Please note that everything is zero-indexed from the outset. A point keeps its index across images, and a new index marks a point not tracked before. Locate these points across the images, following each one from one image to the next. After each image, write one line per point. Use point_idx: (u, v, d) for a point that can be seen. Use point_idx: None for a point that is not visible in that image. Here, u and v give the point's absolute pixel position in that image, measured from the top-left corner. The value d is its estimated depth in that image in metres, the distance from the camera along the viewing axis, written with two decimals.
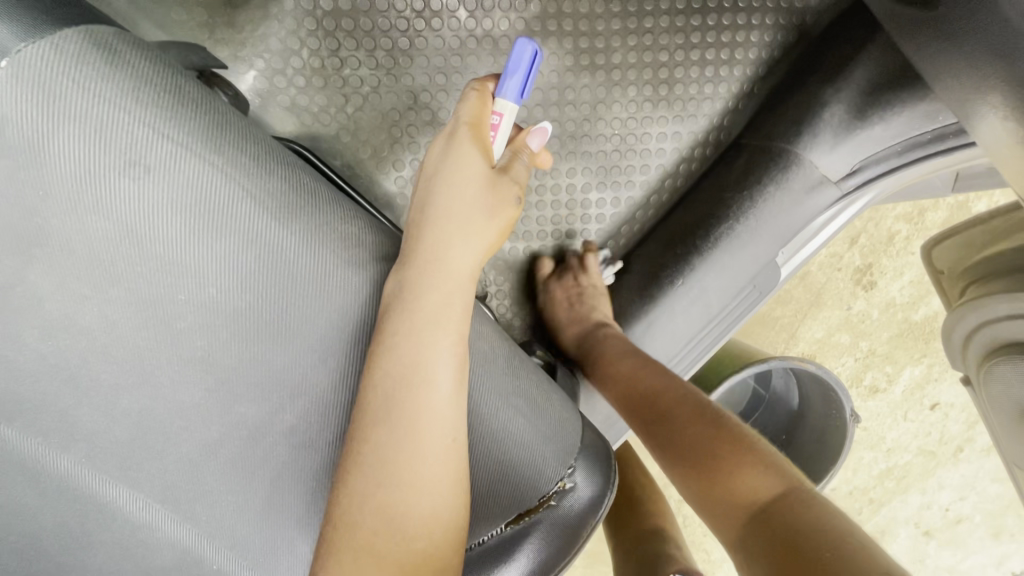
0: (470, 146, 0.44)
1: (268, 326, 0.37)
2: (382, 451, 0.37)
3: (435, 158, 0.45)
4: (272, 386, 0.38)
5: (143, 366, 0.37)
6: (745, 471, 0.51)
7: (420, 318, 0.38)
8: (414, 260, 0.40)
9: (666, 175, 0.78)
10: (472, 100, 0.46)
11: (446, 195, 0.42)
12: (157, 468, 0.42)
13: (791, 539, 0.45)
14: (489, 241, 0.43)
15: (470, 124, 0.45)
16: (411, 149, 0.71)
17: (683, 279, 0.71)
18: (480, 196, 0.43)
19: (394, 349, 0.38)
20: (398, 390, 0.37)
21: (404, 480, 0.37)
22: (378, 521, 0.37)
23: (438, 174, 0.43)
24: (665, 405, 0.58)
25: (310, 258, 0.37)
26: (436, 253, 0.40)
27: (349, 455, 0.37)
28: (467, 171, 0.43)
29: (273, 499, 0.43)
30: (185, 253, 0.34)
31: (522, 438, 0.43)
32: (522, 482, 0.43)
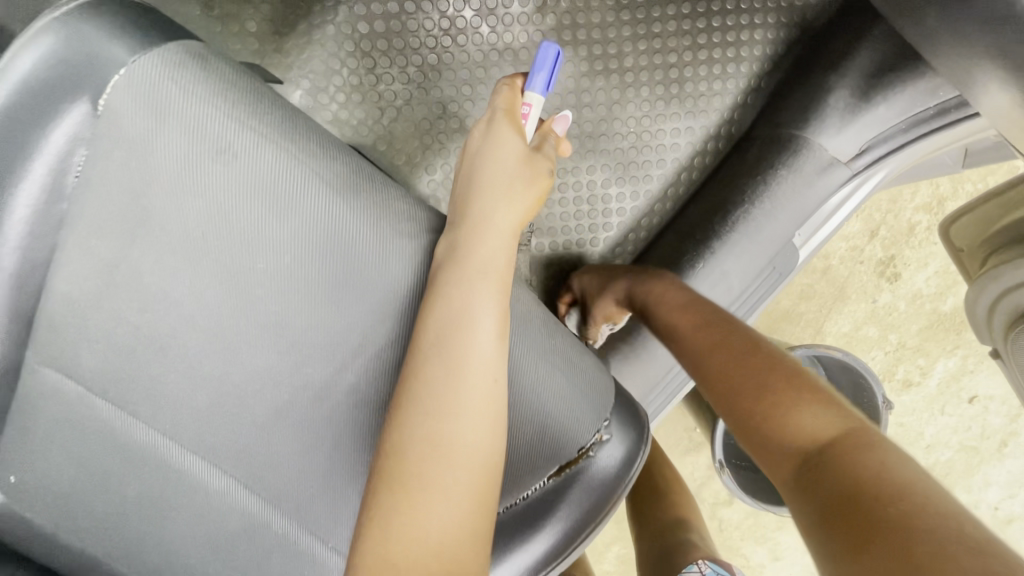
0: (506, 128, 0.49)
1: (332, 292, 0.42)
2: (427, 404, 0.41)
3: (475, 142, 0.50)
4: (336, 347, 0.43)
5: (225, 333, 0.43)
6: (801, 413, 0.47)
7: (467, 272, 0.42)
8: (461, 225, 0.45)
9: (682, 168, 0.82)
10: (505, 92, 0.51)
11: (488, 172, 0.47)
12: (233, 431, 0.47)
13: (840, 486, 0.41)
14: (526, 207, 0.47)
15: (505, 110, 0.50)
16: (442, 155, 0.77)
17: (704, 262, 0.74)
18: (518, 169, 0.47)
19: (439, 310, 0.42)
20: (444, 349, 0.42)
21: (455, 414, 0.41)
22: (435, 454, 0.40)
23: (479, 154, 0.48)
24: (744, 360, 0.53)
25: (368, 231, 0.41)
26: (481, 217, 0.45)
27: (399, 409, 0.41)
28: (506, 149, 0.48)
29: (336, 458, 0.47)
30: (264, 227, 0.40)
31: (559, 393, 0.46)
32: (560, 434, 0.47)
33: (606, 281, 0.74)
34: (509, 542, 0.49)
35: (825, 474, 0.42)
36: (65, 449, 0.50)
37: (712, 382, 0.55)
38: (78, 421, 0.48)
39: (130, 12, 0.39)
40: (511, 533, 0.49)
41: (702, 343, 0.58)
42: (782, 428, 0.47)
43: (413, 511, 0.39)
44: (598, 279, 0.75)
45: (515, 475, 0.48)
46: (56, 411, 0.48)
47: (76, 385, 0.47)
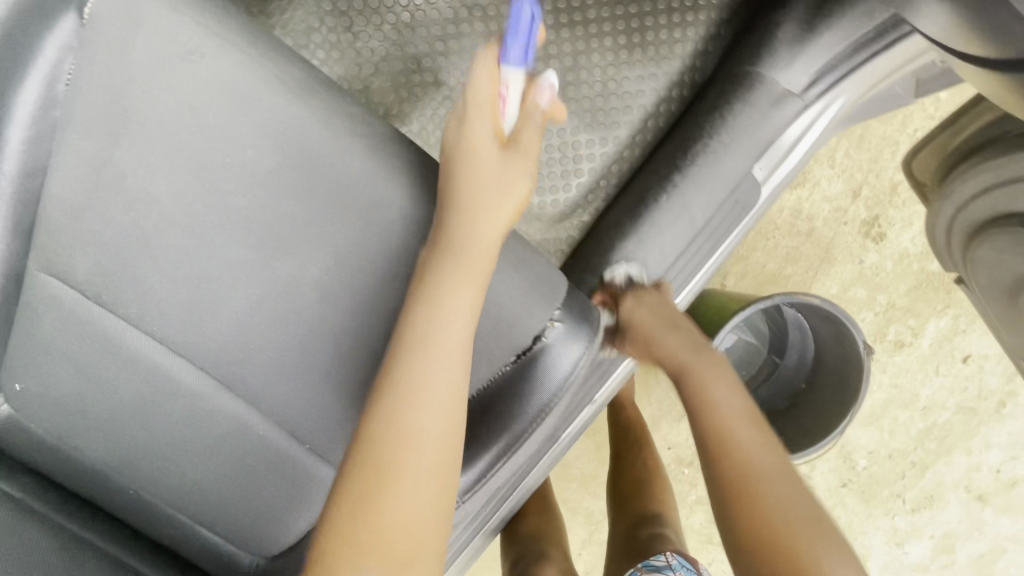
0: (486, 112, 0.52)
1: (292, 185, 0.46)
2: (406, 378, 0.45)
3: (468, 122, 0.52)
4: (300, 239, 0.47)
5: (200, 229, 0.47)
6: (767, 497, 0.59)
7: (470, 210, 0.48)
8: (454, 203, 0.48)
9: (648, 115, 0.86)
10: (485, 67, 0.53)
11: (471, 157, 0.50)
12: (213, 330, 0.51)
13: (759, 544, 0.57)
14: (517, 201, 0.51)
15: (486, 93, 0.52)
16: (418, 107, 0.82)
17: (667, 197, 0.78)
18: (497, 167, 0.51)
19: (422, 282, 0.47)
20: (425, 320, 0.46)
21: (441, 314, 0.46)
22: (423, 347, 0.46)
23: (462, 137, 0.51)
24: (766, 483, 0.60)
25: (324, 128, 0.46)
26: (473, 203, 0.48)
27: (381, 386, 0.46)
28: (483, 144, 0.51)
29: (306, 353, 0.51)
30: (229, 122, 0.44)
31: (506, 282, 0.50)
32: (509, 322, 0.50)
33: (655, 334, 0.71)
34: (481, 444, 0.55)
35: (761, 551, 0.57)
36: (63, 355, 0.54)
37: (703, 450, 0.64)
38: (73, 327, 0.53)
39: None
40: (481, 435, 0.55)
41: (699, 406, 0.66)
42: (796, 558, 0.55)
43: (406, 400, 0.45)
44: (648, 320, 0.72)
45: (473, 365, 0.52)
46: (53, 317, 0.53)
47: (71, 289, 0.52)
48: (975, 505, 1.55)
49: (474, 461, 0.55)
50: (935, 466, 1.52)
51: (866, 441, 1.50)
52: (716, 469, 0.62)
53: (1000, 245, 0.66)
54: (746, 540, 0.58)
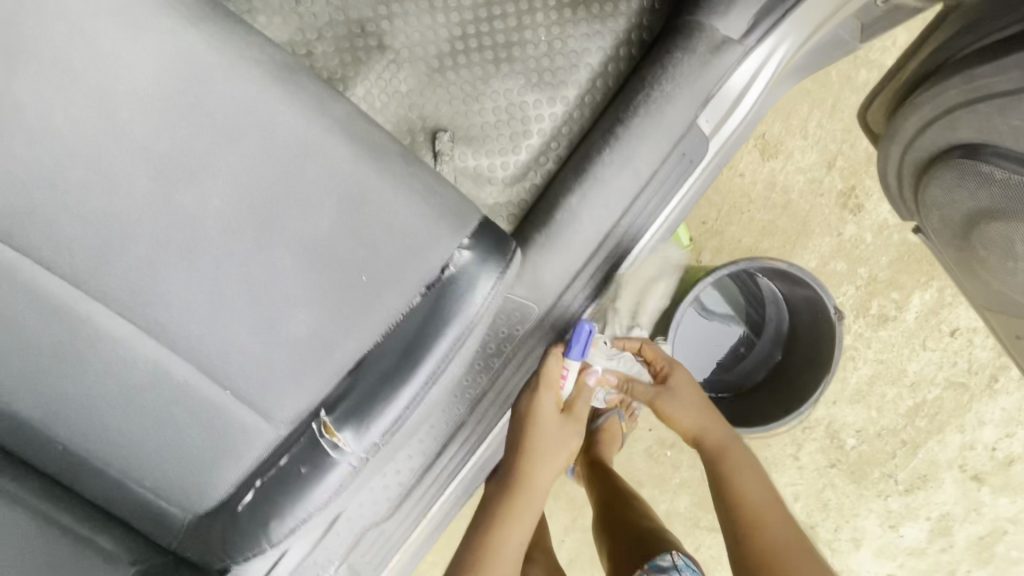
0: (553, 370, 0.82)
1: (188, 113, 0.45)
2: (527, 476, 0.82)
3: (535, 406, 0.82)
4: (199, 169, 0.47)
5: (101, 162, 0.47)
6: (754, 496, 0.79)
7: (546, 424, 0.84)
8: (525, 455, 0.83)
9: (596, 75, 0.85)
10: (551, 361, 0.82)
11: (539, 441, 0.83)
12: (123, 270, 0.51)
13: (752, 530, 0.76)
14: (572, 438, 0.86)
15: (548, 380, 0.82)
16: (363, 72, 0.83)
17: (610, 149, 0.76)
18: (559, 432, 0.85)
19: (529, 431, 0.83)
20: (531, 436, 0.83)
21: (538, 482, 0.83)
22: (526, 484, 0.82)
23: (540, 405, 0.83)
24: (736, 469, 0.82)
25: (218, 54, 0.45)
26: (546, 445, 0.83)
27: (508, 484, 0.83)
28: (546, 416, 0.83)
29: (215, 291, 0.51)
30: (121, 48, 0.44)
31: (416, 212, 0.50)
32: (418, 252, 0.50)
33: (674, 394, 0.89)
34: (397, 384, 0.52)
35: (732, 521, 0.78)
36: None
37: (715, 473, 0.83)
38: None
39: None
40: (397, 373, 0.52)
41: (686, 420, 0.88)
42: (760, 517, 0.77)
43: (526, 483, 0.82)
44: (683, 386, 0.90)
45: (385, 301, 0.50)
46: None
47: None
48: (971, 485, 1.50)
49: (392, 401, 0.52)
50: (927, 445, 1.48)
51: (853, 419, 1.46)
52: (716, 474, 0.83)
53: (947, 179, 0.64)
54: (738, 522, 0.77)
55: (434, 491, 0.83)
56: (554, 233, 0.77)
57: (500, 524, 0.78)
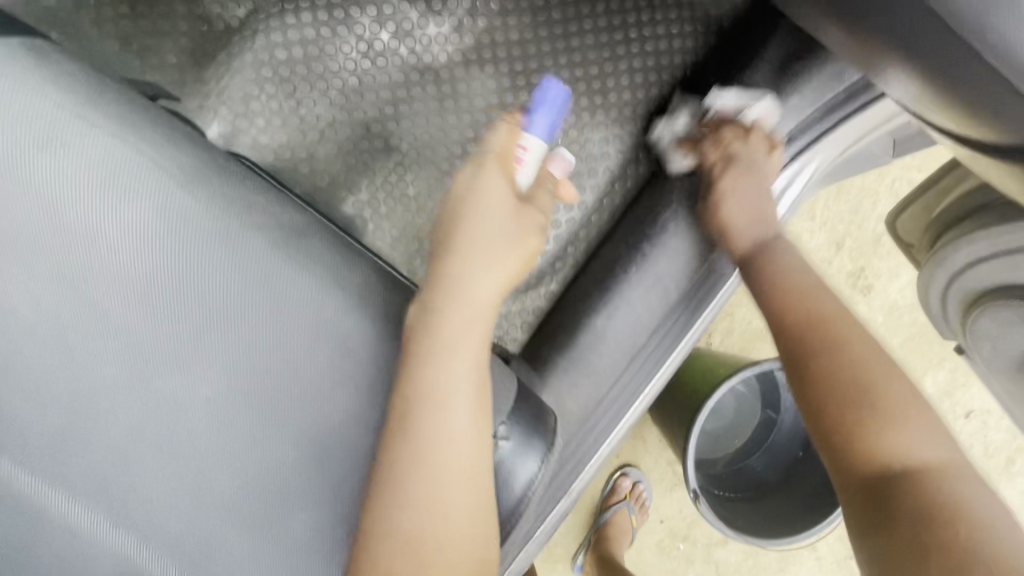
0: (494, 171, 0.49)
1: (175, 290, 0.39)
2: (425, 384, 0.42)
3: (467, 184, 0.49)
4: (186, 351, 0.39)
5: (68, 342, 0.39)
6: (926, 486, 0.47)
7: (441, 339, 0.43)
8: (410, 381, 0.42)
9: (615, 178, 0.80)
10: (501, 130, 0.51)
11: (483, 229, 0.47)
12: (85, 461, 0.41)
13: (930, 513, 0.45)
14: (509, 270, 0.47)
15: (497, 154, 0.49)
16: (367, 175, 0.77)
17: (638, 268, 0.71)
18: (508, 225, 0.48)
19: (408, 429, 0.42)
20: (426, 440, 0.42)
21: (439, 482, 0.43)
22: (419, 484, 0.42)
23: (470, 196, 0.48)
24: (885, 404, 0.52)
25: (213, 221, 0.39)
26: (445, 337, 0.44)
27: (397, 436, 0.42)
28: (497, 197, 0.48)
29: (200, 487, 0.41)
30: (98, 220, 0.37)
31: (447, 392, 0.43)
32: (446, 441, 0.43)
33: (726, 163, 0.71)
34: None
35: (909, 495, 0.47)
36: None
37: (810, 407, 0.55)
38: None
39: None
40: None
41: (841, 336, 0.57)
42: (878, 436, 0.51)
43: (413, 469, 0.42)
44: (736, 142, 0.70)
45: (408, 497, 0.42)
46: None
47: None
48: None
49: None
50: None
51: None
52: (807, 399, 0.55)
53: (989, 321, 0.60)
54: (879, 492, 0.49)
55: None
56: (577, 357, 0.70)
57: (397, 492, 0.41)
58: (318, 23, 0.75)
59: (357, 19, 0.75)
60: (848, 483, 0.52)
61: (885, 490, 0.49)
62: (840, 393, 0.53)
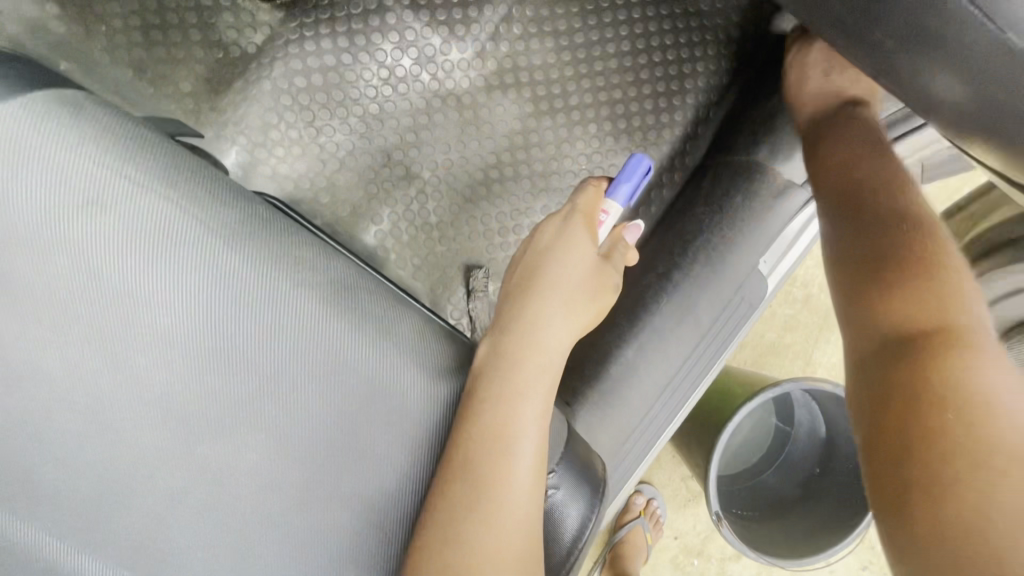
0: (581, 231, 0.51)
1: (220, 355, 0.37)
2: (493, 423, 0.40)
3: (548, 237, 0.52)
4: (232, 417, 0.37)
5: (106, 410, 0.37)
6: (959, 366, 0.37)
7: (514, 381, 0.42)
8: (476, 418, 0.40)
9: (640, 204, 0.79)
10: (589, 193, 0.54)
11: (560, 279, 0.49)
12: (121, 531, 0.39)
13: (918, 382, 0.37)
14: (583, 319, 0.48)
15: (583, 213, 0.53)
16: (388, 203, 0.75)
17: (668, 297, 0.70)
18: (585, 278, 0.49)
19: (470, 474, 0.39)
20: (489, 488, 0.40)
21: (493, 533, 0.39)
22: (474, 532, 0.39)
23: (550, 251, 0.51)
24: (954, 317, 0.40)
25: (259, 282, 0.37)
26: (516, 379, 0.43)
27: (455, 479, 0.39)
28: (578, 253, 0.50)
29: (243, 556, 0.39)
30: (139, 284, 0.35)
31: (506, 443, 0.40)
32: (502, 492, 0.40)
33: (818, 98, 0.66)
34: None
35: (910, 371, 0.39)
36: None
37: (856, 255, 0.48)
38: None
39: (19, 74, 0.37)
40: None
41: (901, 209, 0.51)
42: (932, 371, 0.37)
43: (471, 515, 0.39)
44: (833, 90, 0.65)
45: (460, 552, 0.39)
46: None
47: None
48: None
49: None
50: None
51: None
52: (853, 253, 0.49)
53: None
54: (900, 404, 0.37)
55: None
56: (609, 389, 0.69)
57: (450, 541, 0.39)
58: (338, 49, 0.73)
59: (379, 45, 0.74)
60: (861, 344, 0.44)
61: (920, 356, 0.39)
62: (902, 261, 0.45)
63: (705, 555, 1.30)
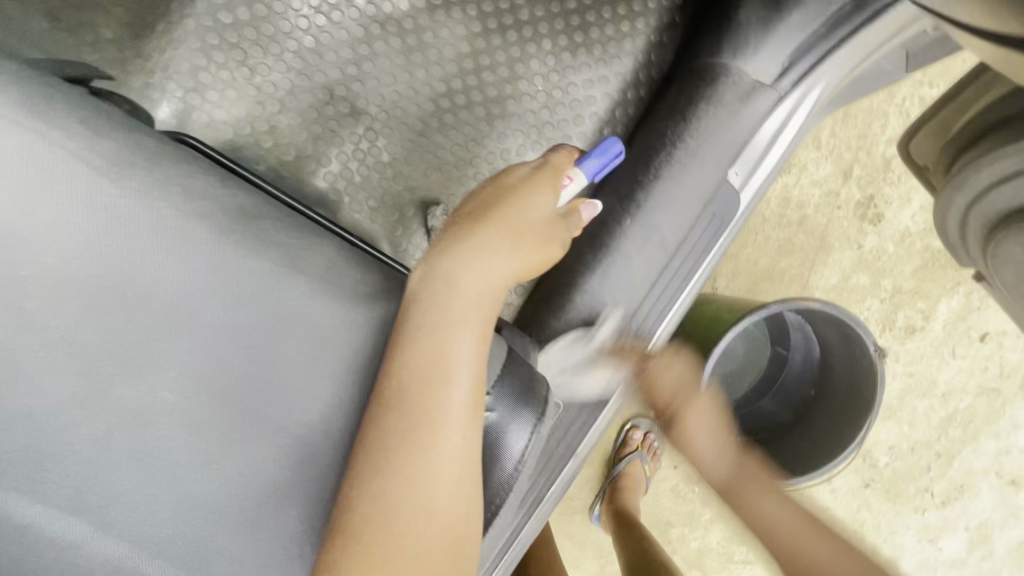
0: (551, 178, 0.45)
1: (114, 294, 0.35)
2: (421, 353, 0.38)
3: (517, 173, 0.45)
4: (138, 356, 0.36)
5: (9, 359, 0.36)
6: None
7: (444, 312, 0.39)
8: (403, 344, 0.38)
9: (604, 123, 0.74)
10: (560, 153, 0.49)
11: (515, 216, 0.42)
12: (52, 484, 0.37)
13: None
14: (529, 268, 0.42)
15: (555, 161, 0.47)
16: (335, 143, 0.71)
17: (632, 219, 0.66)
18: (541, 228, 0.43)
19: (400, 400, 0.38)
20: (422, 412, 0.38)
21: (429, 456, 0.38)
22: (409, 458, 0.38)
23: (517, 189, 0.44)
24: None
25: (144, 213, 0.35)
26: (447, 313, 0.39)
27: (385, 404, 0.38)
28: (542, 200, 0.44)
29: (175, 499, 0.39)
30: (17, 223, 0.34)
31: (437, 370, 0.38)
32: (435, 418, 0.38)
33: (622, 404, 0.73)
34: None
35: None
36: None
37: None
38: None
39: None
40: None
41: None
42: None
43: (403, 440, 0.38)
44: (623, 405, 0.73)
45: (391, 477, 0.38)
46: None
47: None
48: (1009, 492, 1.26)
49: None
50: (961, 455, 1.24)
51: None
52: None
53: (1011, 246, 0.55)
54: None
55: None
56: (575, 317, 0.67)
57: (380, 467, 0.38)
58: None
59: None
60: None
61: None
62: None
63: (706, 482, 1.28)
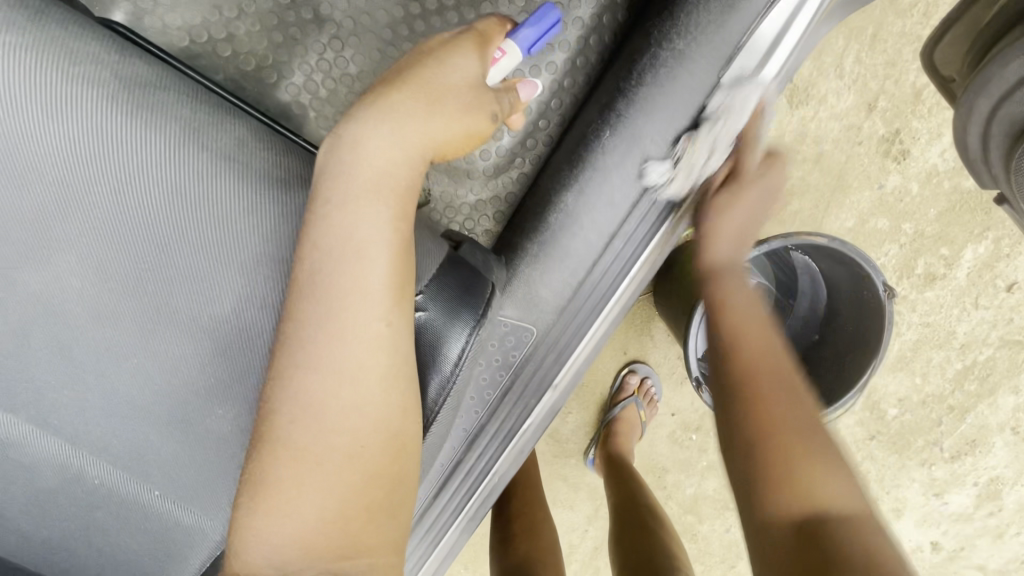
0: (472, 50, 0.42)
1: (7, 167, 0.33)
2: (339, 235, 0.36)
3: (436, 48, 0.43)
4: (39, 236, 0.34)
5: None
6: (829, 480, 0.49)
7: (362, 188, 0.37)
8: (318, 227, 0.36)
9: (588, 33, 0.67)
10: (491, 23, 0.45)
11: (431, 87, 0.39)
12: None
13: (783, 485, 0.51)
14: (453, 142, 0.40)
15: (479, 34, 0.43)
16: (297, 52, 0.67)
17: (611, 131, 0.61)
18: (461, 96, 0.40)
19: (319, 286, 0.36)
20: (343, 301, 0.36)
21: (352, 348, 0.37)
22: (330, 349, 0.37)
23: (435, 62, 0.41)
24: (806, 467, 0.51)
25: (32, 79, 0.33)
26: (366, 192, 0.37)
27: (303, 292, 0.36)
28: (462, 70, 0.41)
29: (92, 392, 0.37)
30: None
31: (357, 255, 0.37)
32: (357, 305, 0.37)
33: None
34: None
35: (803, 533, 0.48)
36: None
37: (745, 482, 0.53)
38: None
39: None
40: None
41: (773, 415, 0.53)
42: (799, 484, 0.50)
43: (322, 330, 0.36)
44: None
45: (313, 368, 0.36)
46: None
47: None
48: None
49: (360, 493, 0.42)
50: (975, 410, 1.17)
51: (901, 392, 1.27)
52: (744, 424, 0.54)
53: None
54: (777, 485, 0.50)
55: (434, 534, 0.67)
56: (550, 239, 0.63)
57: (300, 358, 0.36)
58: None
59: None
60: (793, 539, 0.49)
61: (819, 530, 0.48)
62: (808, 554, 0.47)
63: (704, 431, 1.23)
